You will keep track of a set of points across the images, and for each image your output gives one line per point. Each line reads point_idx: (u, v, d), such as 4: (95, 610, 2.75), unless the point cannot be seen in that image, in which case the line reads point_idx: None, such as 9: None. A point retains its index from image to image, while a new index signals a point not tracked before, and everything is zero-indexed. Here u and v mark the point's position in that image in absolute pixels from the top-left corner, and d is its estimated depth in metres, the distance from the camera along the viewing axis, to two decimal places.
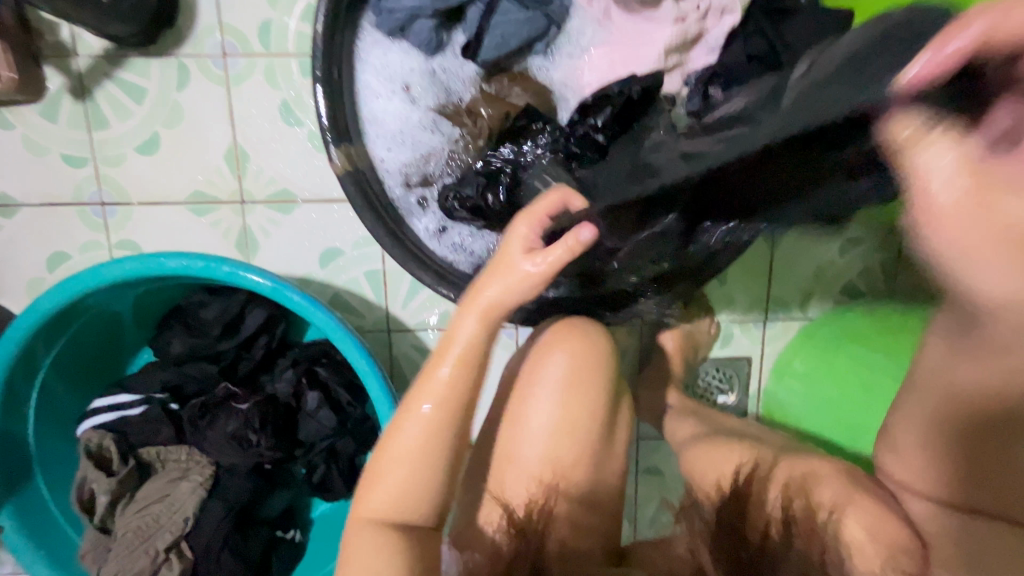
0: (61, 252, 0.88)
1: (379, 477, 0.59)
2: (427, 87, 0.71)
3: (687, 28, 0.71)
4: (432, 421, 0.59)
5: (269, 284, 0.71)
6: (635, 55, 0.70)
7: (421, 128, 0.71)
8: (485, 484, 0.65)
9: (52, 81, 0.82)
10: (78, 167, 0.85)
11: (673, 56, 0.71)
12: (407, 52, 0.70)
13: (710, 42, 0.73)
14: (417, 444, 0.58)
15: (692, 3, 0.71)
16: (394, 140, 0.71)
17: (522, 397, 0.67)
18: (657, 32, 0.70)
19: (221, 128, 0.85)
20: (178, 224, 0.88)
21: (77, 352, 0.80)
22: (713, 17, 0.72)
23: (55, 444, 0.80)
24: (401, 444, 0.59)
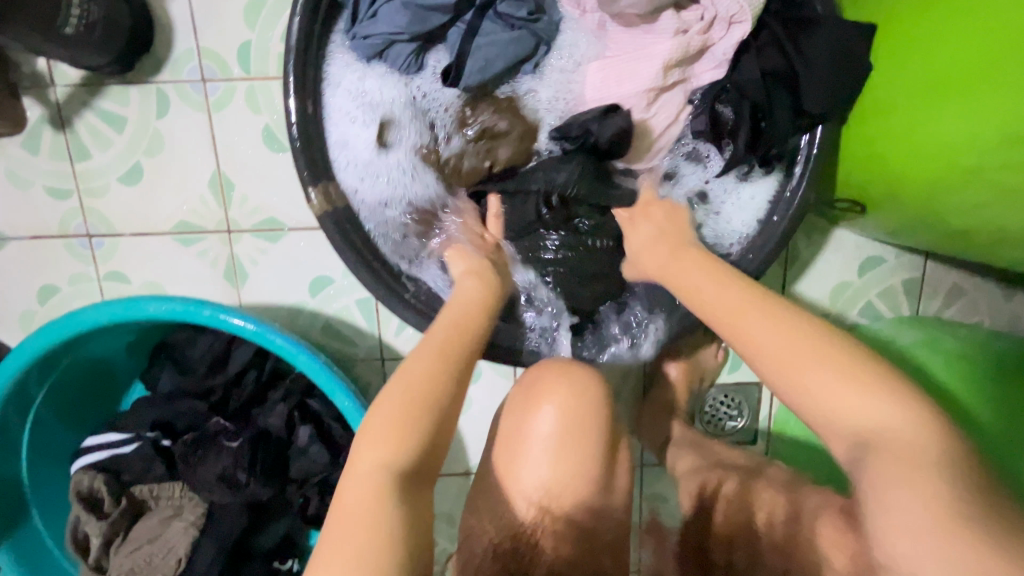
0: (51, 285, 0.87)
1: (368, 437, 0.51)
2: (404, 116, 0.68)
3: (691, 41, 0.65)
4: (431, 369, 0.54)
5: (251, 328, 0.69)
6: (631, 73, 0.66)
7: (397, 161, 0.68)
8: (475, 541, 0.63)
9: (31, 112, 0.80)
10: (62, 199, 0.84)
11: (673, 73, 0.66)
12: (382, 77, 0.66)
13: (718, 54, 0.67)
14: (423, 384, 0.53)
15: (694, 12, 0.66)
16: (368, 171, 0.68)
17: (512, 449, 0.64)
18: (655, 46, 0.65)
19: (204, 156, 0.82)
20: (165, 254, 0.86)
21: (67, 390, 0.79)
22: (720, 28, 0.66)
23: (49, 481, 0.80)
24: (398, 390, 0.53)
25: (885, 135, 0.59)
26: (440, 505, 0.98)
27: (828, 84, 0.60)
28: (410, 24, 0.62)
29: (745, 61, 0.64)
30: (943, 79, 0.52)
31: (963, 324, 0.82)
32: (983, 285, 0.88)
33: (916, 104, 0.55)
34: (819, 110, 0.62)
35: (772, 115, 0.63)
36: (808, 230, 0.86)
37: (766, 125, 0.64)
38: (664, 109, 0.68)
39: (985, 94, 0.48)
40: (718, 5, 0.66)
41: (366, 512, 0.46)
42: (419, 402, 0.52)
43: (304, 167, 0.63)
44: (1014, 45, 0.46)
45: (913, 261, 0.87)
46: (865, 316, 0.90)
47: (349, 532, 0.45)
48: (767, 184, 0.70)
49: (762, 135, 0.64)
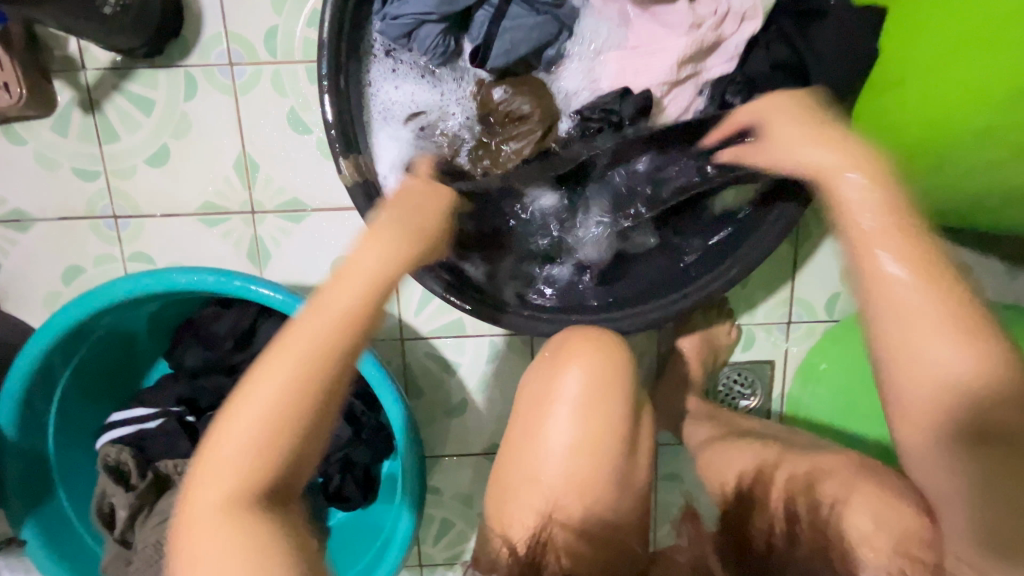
0: (76, 265, 0.88)
1: (199, 478, 0.47)
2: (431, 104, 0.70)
3: (704, 36, 0.66)
4: (306, 368, 0.49)
5: (281, 299, 0.71)
6: (647, 65, 0.67)
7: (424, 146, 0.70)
8: (508, 505, 0.64)
9: (62, 95, 0.82)
10: (90, 180, 0.85)
11: (687, 67, 0.67)
12: (416, 75, 0.70)
13: (729, 49, 0.68)
14: (268, 409, 0.48)
15: (708, 7, 0.67)
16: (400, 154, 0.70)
17: (538, 413, 0.65)
18: (669, 39, 0.66)
19: (230, 138, 0.84)
20: (189, 235, 0.88)
21: (93, 366, 0.80)
22: (732, 23, 0.68)
23: (74, 457, 0.81)
24: (227, 437, 0.48)
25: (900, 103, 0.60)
26: (458, 485, 0.99)
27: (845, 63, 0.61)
28: (440, 4, 0.63)
29: (754, 58, 0.66)
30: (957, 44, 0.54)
31: None
32: (989, 263, 0.90)
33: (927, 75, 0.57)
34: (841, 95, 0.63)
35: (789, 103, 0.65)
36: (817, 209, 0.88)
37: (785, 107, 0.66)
38: (678, 99, 0.68)
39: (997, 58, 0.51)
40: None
41: (225, 531, 0.45)
42: (272, 427, 0.48)
43: (336, 140, 0.66)
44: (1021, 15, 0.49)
45: None
46: None
47: (217, 537, 0.45)
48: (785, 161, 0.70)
49: None
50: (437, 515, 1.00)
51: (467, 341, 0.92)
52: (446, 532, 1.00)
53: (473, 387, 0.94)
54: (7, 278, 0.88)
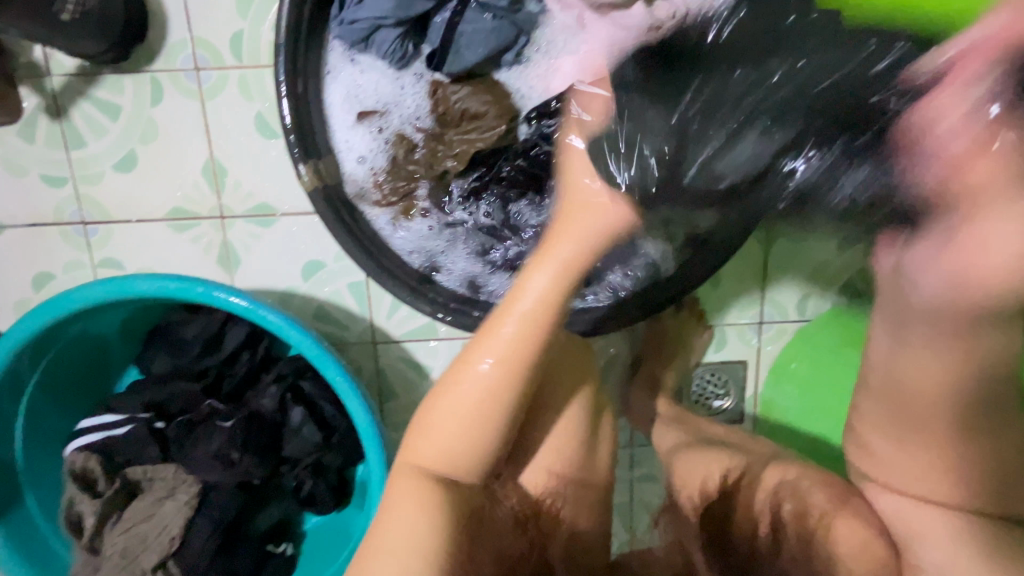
0: (45, 272, 0.88)
1: (423, 433, 0.55)
2: (389, 111, 0.69)
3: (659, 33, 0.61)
4: (506, 368, 0.54)
5: (244, 304, 0.71)
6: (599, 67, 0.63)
7: (382, 149, 0.69)
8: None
9: (27, 101, 0.82)
10: (57, 186, 0.85)
11: None
12: (376, 77, 0.68)
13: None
14: (470, 403, 0.54)
15: (667, 10, 0.62)
16: (361, 153, 0.69)
17: None
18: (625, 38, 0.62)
19: (197, 143, 0.84)
20: (158, 241, 0.88)
21: (61, 372, 0.80)
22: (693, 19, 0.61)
23: (43, 464, 0.81)
24: (447, 406, 0.55)
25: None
26: None
27: None
28: (395, 9, 0.63)
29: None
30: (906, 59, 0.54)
31: None
32: None
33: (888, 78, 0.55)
34: None
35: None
36: None
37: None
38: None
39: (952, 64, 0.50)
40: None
41: (412, 502, 0.52)
42: (490, 399, 0.54)
43: (295, 145, 0.66)
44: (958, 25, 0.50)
45: None
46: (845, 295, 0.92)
47: (399, 512, 0.51)
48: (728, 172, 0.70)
49: None
50: None
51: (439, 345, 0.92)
52: None
53: None
54: None
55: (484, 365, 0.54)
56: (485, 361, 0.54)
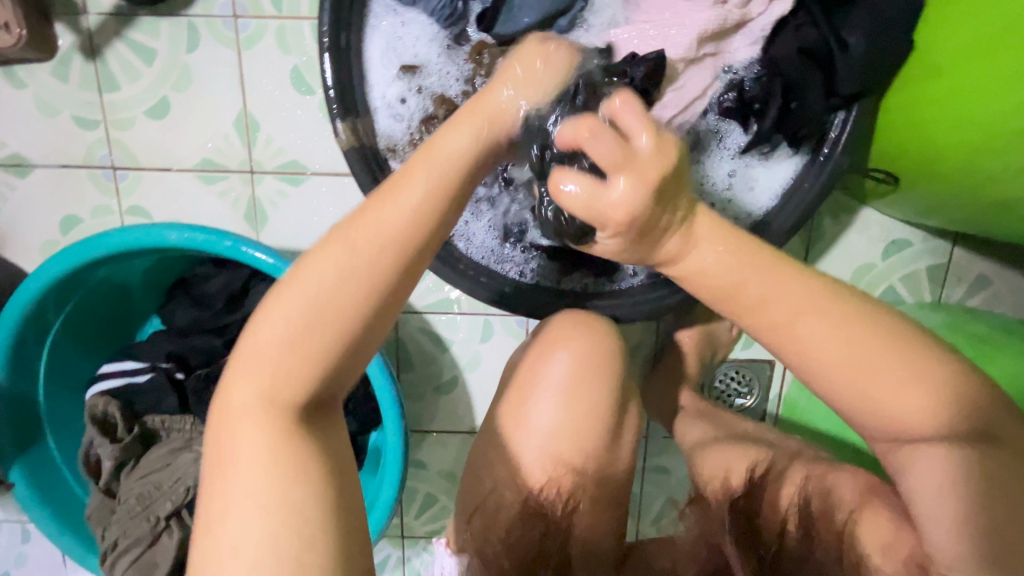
0: (73, 216, 0.88)
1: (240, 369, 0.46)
2: (432, 72, 0.66)
3: (728, 13, 0.63)
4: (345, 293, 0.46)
5: (271, 262, 0.70)
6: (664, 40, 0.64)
7: (421, 109, 0.67)
8: (486, 480, 0.63)
9: (63, 39, 0.80)
10: (89, 129, 0.84)
11: (706, 46, 0.65)
12: (426, 43, 0.66)
13: (755, 30, 0.65)
14: (309, 317, 0.46)
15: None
16: (398, 109, 0.67)
17: (522, 398, 0.65)
18: (693, 14, 0.63)
19: (231, 94, 0.82)
20: (185, 192, 0.87)
21: (85, 316, 0.80)
22: (759, 3, 0.63)
23: (64, 405, 0.82)
24: (265, 338, 0.46)
25: (918, 117, 0.60)
26: (442, 462, 0.98)
27: (868, 66, 0.59)
28: None
29: (780, 41, 0.63)
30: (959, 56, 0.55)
31: (984, 312, 0.81)
32: (1008, 274, 0.86)
33: (939, 79, 0.57)
34: (851, 92, 0.61)
35: (804, 95, 0.62)
36: (832, 209, 0.85)
37: (797, 105, 0.63)
38: (694, 82, 0.66)
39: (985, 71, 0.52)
40: None
41: (268, 454, 0.44)
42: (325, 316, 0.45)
43: (334, 101, 0.64)
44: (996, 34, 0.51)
45: (940, 246, 0.86)
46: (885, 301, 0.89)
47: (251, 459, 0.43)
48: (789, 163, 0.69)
49: (791, 116, 0.63)
50: (420, 489, 1.00)
51: (462, 319, 0.91)
52: (429, 507, 1.00)
53: (465, 365, 0.93)
54: (6, 224, 0.88)
55: (314, 282, 0.46)
56: (248, 393, 0.46)
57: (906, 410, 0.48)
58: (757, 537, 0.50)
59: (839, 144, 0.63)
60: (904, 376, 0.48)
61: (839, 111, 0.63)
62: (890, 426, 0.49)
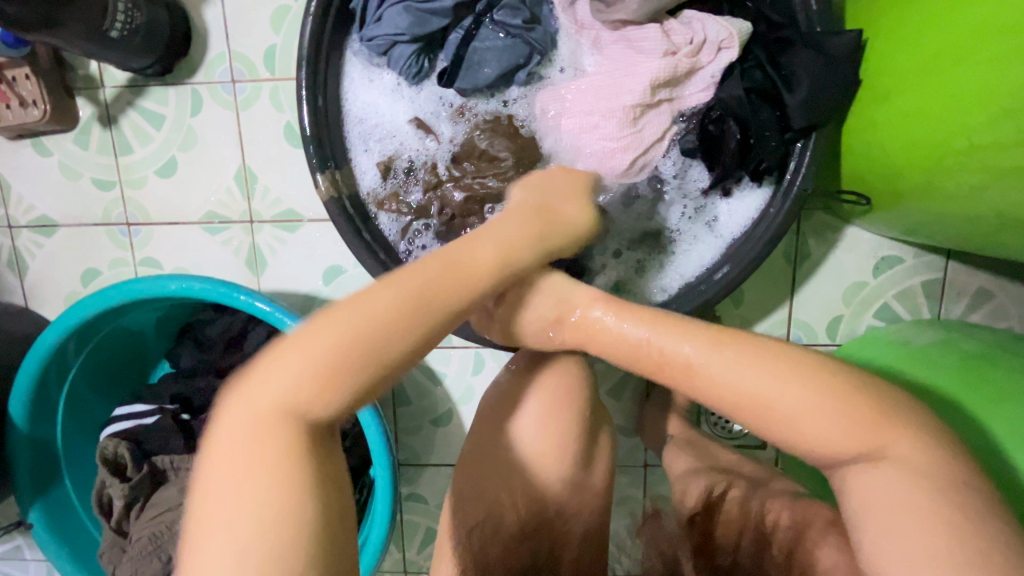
0: (92, 268, 0.95)
1: None
2: (399, 125, 0.71)
3: (679, 62, 0.64)
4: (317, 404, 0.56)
5: (264, 307, 0.74)
6: (617, 89, 0.65)
7: (402, 149, 0.71)
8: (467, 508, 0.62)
9: (83, 110, 0.89)
10: (106, 190, 0.92)
11: (662, 92, 0.65)
12: (401, 106, 0.71)
13: (706, 77, 0.65)
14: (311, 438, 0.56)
15: (684, 34, 0.64)
16: (375, 145, 0.71)
17: (483, 436, 0.63)
18: (645, 63, 0.64)
19: (232, 151, 0.89)
20: (192, 243, 0.93)
21: (100, 361, 0.86)
22: (708, 52, 0.64)
23: (80, 447, 0.86)
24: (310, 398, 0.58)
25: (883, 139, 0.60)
26: (440, 495, 0.99)
27: (817, 101, 0.60)
28: (411, 25, 0.65)
29: (729, 84, 0.64)
30: (921, 70, 0.54)
31: (985, 328, 0.79)
32: (1012, 289, 0.84)
33: (911, 89, 0.55)
34: (805, 124, 0.61)
35: (760, 131, 0.63)
36: (815, 229, 0.85)
37: (756, 140, 0.63)
38: (652, 125, 0.66)
39: (958, 82, 0.49)
40: (707, 28, 0.64)
41: None
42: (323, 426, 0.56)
43: (313, 154, 0.67)
44: (960, 51, 0.49)
45: (934, 262, 0.85)
46: (881, 319, 0.88)
47: None
48: (757, 195, 0.68)
49: (750, 151, 0.64)
50: (420, 523, 1.00)
51: (453, 353, 0.93)
52: (430, 541, 1.01)
53: (458, 398, 0.95)
54: (33, 278, 0.96)
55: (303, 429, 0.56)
56: None
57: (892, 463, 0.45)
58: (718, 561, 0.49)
59: (801, 171, 0.62)
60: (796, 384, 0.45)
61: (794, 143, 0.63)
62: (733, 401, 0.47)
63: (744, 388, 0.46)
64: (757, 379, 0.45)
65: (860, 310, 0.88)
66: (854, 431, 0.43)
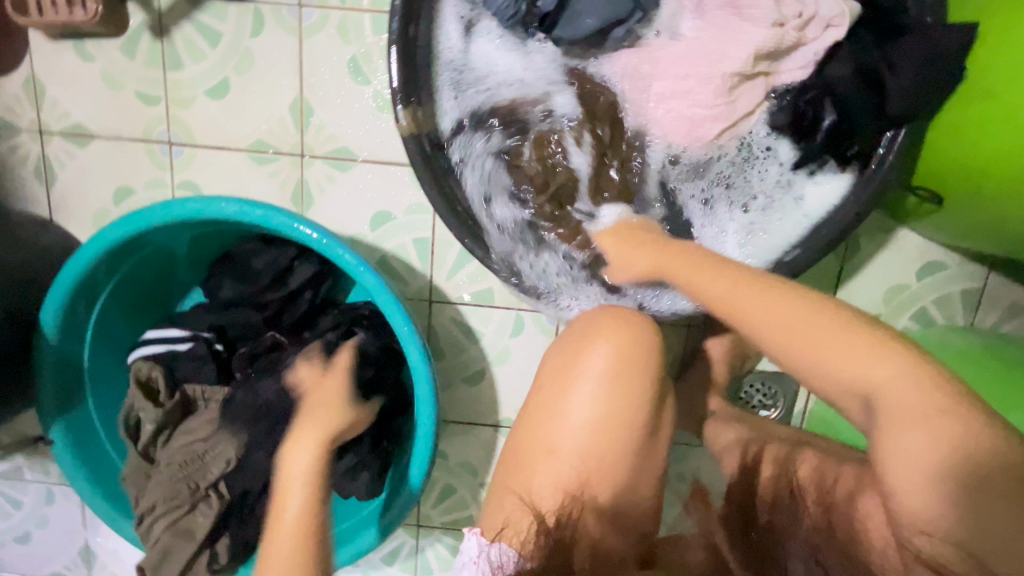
0: (126, 187, 0.91)
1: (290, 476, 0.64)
2: (488, 68, 0.70)
3: (784, 35, 0.63)
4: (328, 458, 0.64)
5: (321, 240, 0.71)
6: (719, 55, 0.64)
7: (489, 93, 0.70)
8: (509, 485, 0.62)
9: (134, 17, 0.84)
10: (150, 105, 0.87)
11: (760, 65, 0.65)
12: (486, 49, 0.69)
13: (808, 54, 0.65)
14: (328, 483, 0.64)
15: (794, 7, 0.63)
16: (461, 85, 0.70)
17: (549, 399, 0.63)
18: (750, 32, 0.63)
19: (290, 79, 0.85)
20: (236, 171, 0.89)
21: (135, 282, 0.83)
22: (815, 28, 0.64)
23: (106, 368, 0.84)
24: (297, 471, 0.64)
25: (973, 137, 0.60)
26: (464, 454, 0.99)
27: (916, 89, 0.59)
28: None
29: (834, 65, 0.64)
30: None
31: (1020, 338, 0.82)
32: None
33: (1021, 88, 0.55)
34: (900, 112, 0.61)
35: (853, 116, 0.63)
36: (868, 227, 0.86)
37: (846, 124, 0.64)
38: (746, 96, 0.66)
39: None
40: (818, 3, 0.63)
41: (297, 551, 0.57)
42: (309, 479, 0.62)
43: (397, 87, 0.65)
44: None
45: (976, 271, 0.87)
46: (916, 321, 0.90)
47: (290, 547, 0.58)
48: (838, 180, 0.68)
49: (840, 133, 0.64)
50: (440, 479, 1.00)
51: (494, 312, 0.92)
52: (448, 498, 1.01)
53: (493, 359, 0.94)
54: (60, 190, 0.91)
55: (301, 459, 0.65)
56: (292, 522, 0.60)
57: (893, 399, 0.47)
58: (770, 515, 0.49)
59: (887, 158, 0.62)
60: (835, 325, 0.50)
61: (886, 131, 0.62)
62: (770, 330, 0.52)
63: (782, 321, 0.52)
64: (793, 305, 0.52)
65: (898, 310, 0.90)
66: (859, 354, 0.49)
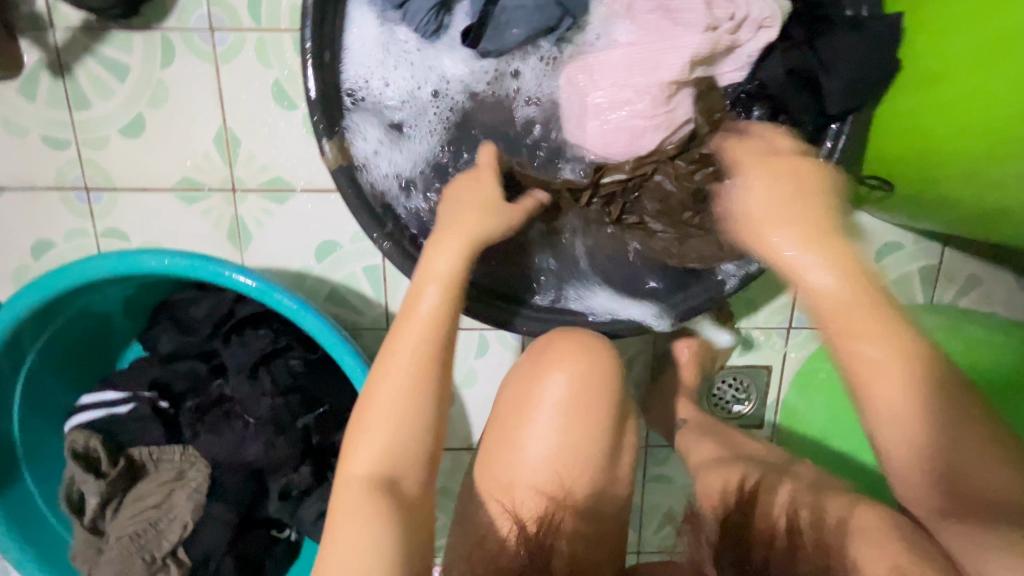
0: (45, 239, 0.84)
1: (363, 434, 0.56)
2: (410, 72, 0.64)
3: (719, 39, 0.60)
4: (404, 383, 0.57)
5: (256, 286, 0.67)
6: (654, 60, 0.61)
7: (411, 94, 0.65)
8: (488, 486, 0.59)
9: (29, 55, 0.76)
10: (59, 150, 0.80)
11: (697, 69, 0.62)
12: (403, 69, 0.64)
13: (742, 56, 0.63)
14: (397, 400, 0.56)
15: (726, 9, 0.61)
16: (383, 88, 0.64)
17: (511, 424, 0.60)
18: (684, 37, 0.60)
19: (210, 110, 0.79)
20: (164, 213, 0.83)
21: (64, 344, 0.77)
22: (748, 29, 0.62)
23: (41, 439, 0.78)
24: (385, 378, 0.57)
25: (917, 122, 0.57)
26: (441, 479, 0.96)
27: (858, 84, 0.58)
28: None
29: (768, 64, 0.62)
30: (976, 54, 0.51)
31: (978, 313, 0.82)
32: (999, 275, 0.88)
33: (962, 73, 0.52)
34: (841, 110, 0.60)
35: (795, 113, 0.62)
36: None
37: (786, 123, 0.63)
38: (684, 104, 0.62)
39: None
40: (748, 4, 0.61)
41: (357, 514, 0.52)
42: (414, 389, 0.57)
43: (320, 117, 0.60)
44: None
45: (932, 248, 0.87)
46: None
47: (345, 519, 0.52)
48: None
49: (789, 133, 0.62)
50: None
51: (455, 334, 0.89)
52: None
53: (460, 382, 0.91)
54: None
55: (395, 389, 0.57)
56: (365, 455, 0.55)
57: None
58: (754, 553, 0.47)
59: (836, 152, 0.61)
60: None
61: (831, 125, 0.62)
62: None
63: None
64: None
65: None
66: None
